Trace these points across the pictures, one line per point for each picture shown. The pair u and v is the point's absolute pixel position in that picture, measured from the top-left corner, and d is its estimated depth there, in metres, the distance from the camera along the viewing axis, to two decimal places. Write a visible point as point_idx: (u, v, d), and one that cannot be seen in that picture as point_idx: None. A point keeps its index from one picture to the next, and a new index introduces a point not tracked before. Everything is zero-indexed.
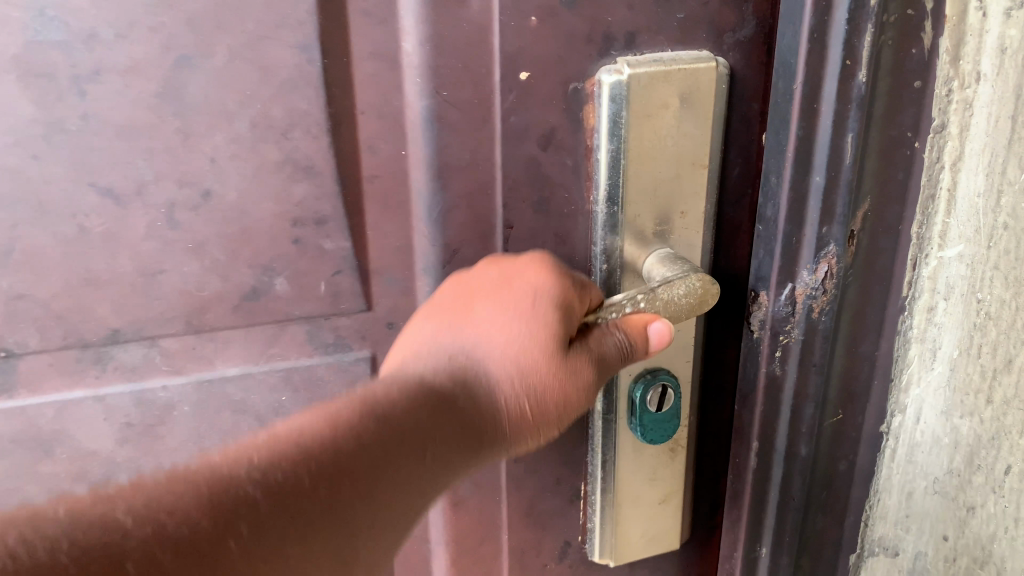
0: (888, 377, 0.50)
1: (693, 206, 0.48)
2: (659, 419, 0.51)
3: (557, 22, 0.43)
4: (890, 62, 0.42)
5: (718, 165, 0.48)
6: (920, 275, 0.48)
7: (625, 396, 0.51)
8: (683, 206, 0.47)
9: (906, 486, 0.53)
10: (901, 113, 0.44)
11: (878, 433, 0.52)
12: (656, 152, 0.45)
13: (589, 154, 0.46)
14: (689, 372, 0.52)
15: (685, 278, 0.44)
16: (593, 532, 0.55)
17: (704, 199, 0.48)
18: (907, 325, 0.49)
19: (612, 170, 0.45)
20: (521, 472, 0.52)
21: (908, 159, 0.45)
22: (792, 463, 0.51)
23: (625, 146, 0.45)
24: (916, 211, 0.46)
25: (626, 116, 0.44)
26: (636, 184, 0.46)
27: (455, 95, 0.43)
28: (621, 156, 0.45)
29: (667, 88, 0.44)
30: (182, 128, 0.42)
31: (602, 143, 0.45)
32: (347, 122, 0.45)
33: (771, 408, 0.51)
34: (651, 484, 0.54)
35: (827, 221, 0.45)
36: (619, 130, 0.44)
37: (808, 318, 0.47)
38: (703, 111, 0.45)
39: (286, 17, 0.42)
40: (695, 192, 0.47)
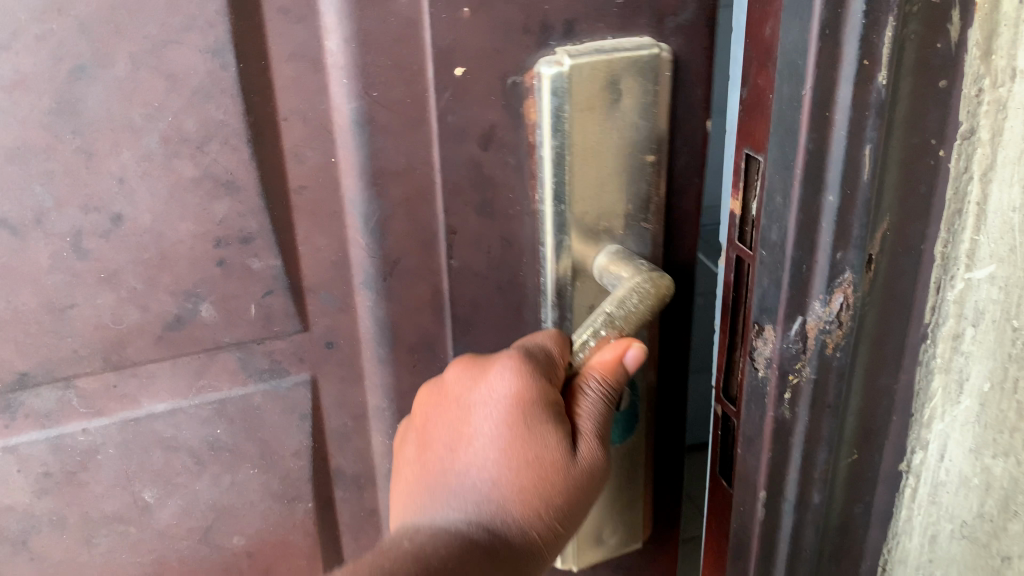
0: (909, 412, 0.45)
1: (640, 199, 0.46)
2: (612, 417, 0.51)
3: (488, 12, 0.39)
4: (914, 60, 0.36)
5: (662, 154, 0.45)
6: (944, 298, 0.42)
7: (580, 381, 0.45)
8: (630, 197, 0.46)
9: (929, 530, 0.49)
10: (926, 115, 0.38)
11: (897, 473, 0.47)
12: (600, 146, 0.43)
13: (533, 151, 0.43)
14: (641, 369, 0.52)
15: (633, 286, 0.43)
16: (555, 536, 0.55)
17: (649, 192, 0.46)
18: (931, 355, 0.44)
19: (556, 168, 0.43)
20: None
21: (932, 170, 0.39)
22: (803, 512, 0.45)
23: (569, 142, 0.42)
24: (941, 227, 0.40)
25: (568, 110, 0.41)
26: (581, 181, 0.44)
27: (385, 95, 0.40)
28: (565, 152, 0.42)
29: (608, 79, 0.41)
30: (80, 148, 0.40)
31: (546, 140, 0.42)
32: (269, 128, 0.42)
33: (780, 455, 0.44)
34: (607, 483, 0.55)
35: (841, 245, 0.39)
36: (562, 125, 0.42)
37: (821, 354, 0.41)
38: (646, 100, 0.43)
39: (193, 18, 0.38)
40: (640, 185, 0.45)
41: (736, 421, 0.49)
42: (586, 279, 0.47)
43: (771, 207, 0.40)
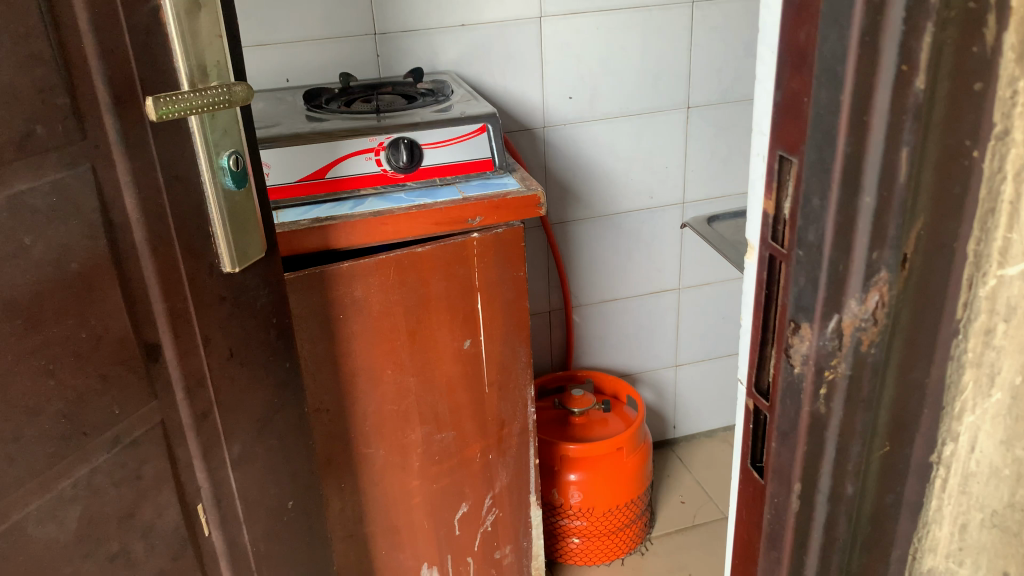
0: (940, 405, 0.46)
1: (222, 70, 0.63)
2: (252, 251, 0.70)
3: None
4: (950, 63, 0.37)
5: (216, 34, 0.62)
6: (976, 295, 0.43)
7: (214, 170, 0.64)
8: (216, 62, 0.62)
9: (959, 517, 0.49)
10: (962, 117, 0.38)
11: (927, 464, 0.48)
12: (200, 37, 0.60)
13: (172, 48, 0.58)
14: (251, 207, 0.69)
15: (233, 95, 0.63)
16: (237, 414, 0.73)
17: (227, 69, 0.64)
18: (961, 350, 0.45)
19: (184, 55, 0.59)
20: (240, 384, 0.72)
21: (966, 171, 0.40)
22: (836, 503, 0.47)
23: (183, 39, 0.59)
24: (974, 226, 0.41)
25: (178, 22, 0.58)
26: (195, 55, 0.60)
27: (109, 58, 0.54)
28: (182, 47, 0.59)
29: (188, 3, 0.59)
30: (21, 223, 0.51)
31: (177, 46, 0.59)
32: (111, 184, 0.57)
33: (815, 448, 0.45)
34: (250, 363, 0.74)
35: (877, 245, 0.40)
36: (178, 32, 0.58)
37: (856, 351, 0.42)
38: (210, 12, 0.61)
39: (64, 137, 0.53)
40: (219, 55, 0.62)
41: (768, 414, 0.49)
42: (217, 112, 0.62)
43: (808, 209, 0.41)
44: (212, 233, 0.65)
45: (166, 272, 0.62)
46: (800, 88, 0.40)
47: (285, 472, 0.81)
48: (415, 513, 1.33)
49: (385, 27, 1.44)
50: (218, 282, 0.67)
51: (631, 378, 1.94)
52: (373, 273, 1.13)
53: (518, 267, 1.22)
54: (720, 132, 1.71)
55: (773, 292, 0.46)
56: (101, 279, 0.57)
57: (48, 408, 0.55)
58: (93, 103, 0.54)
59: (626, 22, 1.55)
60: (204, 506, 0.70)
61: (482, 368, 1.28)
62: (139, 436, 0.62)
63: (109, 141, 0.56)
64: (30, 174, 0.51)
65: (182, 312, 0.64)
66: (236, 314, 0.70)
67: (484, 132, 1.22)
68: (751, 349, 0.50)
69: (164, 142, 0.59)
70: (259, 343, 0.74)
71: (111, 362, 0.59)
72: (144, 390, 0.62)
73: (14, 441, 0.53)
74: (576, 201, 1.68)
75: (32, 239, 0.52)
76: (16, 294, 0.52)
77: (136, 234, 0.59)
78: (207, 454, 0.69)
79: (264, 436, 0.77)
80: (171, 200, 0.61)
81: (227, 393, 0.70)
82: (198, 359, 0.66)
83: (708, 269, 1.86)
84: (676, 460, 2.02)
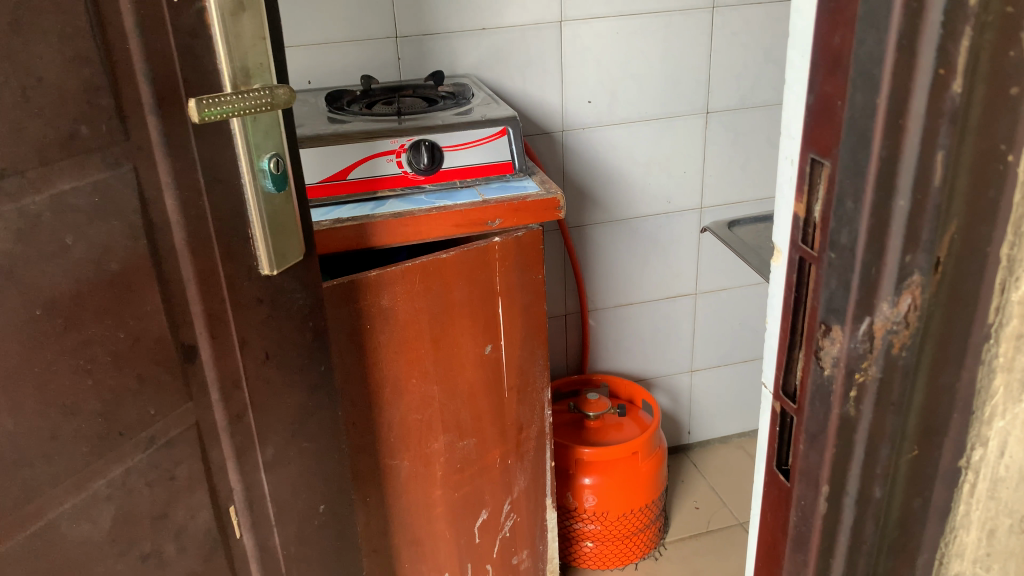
0: (970, 410, 0.46)
1: (264, 72, 0.66)
2: (289, 252, 0.73)
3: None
4: (987, 68, 0.37)
5: (259, 37, 0.65)
6: (1008, 299, 0.43)
7: (255, 172, 0.66)
8: (257, 64, 0.65)
9: (987, 523, 0.50)
10: (998, 122, 0.39)
11: (957, 469, 0.48)
12: (243, 40, 0.63)
13: (216, 51, 0.61)
14: (290, 209, 0.72)
15: (274, 98, 0.66)
16: (273, 415, 0.75)
17: (269, 71, 0.66)
18: (992, 354, 0.45)
19: (228, 58, 0.62)
20: (275, 386, 0.75)
21: (1000, 175, 0.40)
22: (864, 506, 0.47)
23: (228, 43, 0.62)
24: (1008, 231, 0.41)
25: (223, 26, 0.61)
26: (238, 57, 0.63)
27: (154, 64, 0.57)
28: (227, 50, 0.62)
29: (233, 8, 0.62)
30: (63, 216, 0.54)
31: (221, 48, 0.61)
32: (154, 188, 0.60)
33: (843, 452, 0.45)
34: (285, 366, 0.76)
35: (911, 248, 0.40)
36: (223, 36, 0.61)
37: (887, 354, 0.43)
38: (254, 17, 0.64)
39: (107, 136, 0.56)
40: (261, 57, 0.65)
41: (795, 418, 0.49)
42: (259, 115, 0.65)
43: (842, 212, 0.41)
44: (253, 236, 0.68)
45: (204, 273, 0.64)
46: (833, 90, 0.40)
47: (317, 477, 0.84)
48: (438, 522, 1.33)
49: (406, 30, 1.45)
50: (256, 286, 0.70)
51: (647, 382, 1.94)
52: (401, 282, 1.13)
53: (537, 270, 1.23)
54: (739, 137, 1.71)
55: (802, 295, 0.46)
56: (140, 280, 0.60)
57: (85, 407, 0.58)
58: (137, 106, 0.57)
59: (646, 27, 1.55)
60: (237, 508, 0.73)
61: (502, 373, 1.28)
62: (173, 437, 0.65)
63: (151, 142, 0.58)
64: (74, 174, 0.54)
65: (219, 315, 0.67)
66: (271, 321, 0.72)
67: (504, 135, 1.23)
68: (779, 351, 0.50)
69: (207, 145, 0.62)
70: (294, 348, 0.77)
71: (148, 363, 0.62)
72: (179, 391, 0.65)
73: (53, 439, 0.56)
74: (594, 205, 1.69)
75: (73, 239, 0.55)
76: (57, 294, 0.54)
77: (176, 236, 0.62)
78: (240, 457, 0.72)
79: (298, 439, 0.80)
80: (211, 204, 0.63)
81: (261, 395, 0.73)
82: (234, 362, 0.69)
83: (725, 274, 1.85)
84: (691, 466, 2.01)
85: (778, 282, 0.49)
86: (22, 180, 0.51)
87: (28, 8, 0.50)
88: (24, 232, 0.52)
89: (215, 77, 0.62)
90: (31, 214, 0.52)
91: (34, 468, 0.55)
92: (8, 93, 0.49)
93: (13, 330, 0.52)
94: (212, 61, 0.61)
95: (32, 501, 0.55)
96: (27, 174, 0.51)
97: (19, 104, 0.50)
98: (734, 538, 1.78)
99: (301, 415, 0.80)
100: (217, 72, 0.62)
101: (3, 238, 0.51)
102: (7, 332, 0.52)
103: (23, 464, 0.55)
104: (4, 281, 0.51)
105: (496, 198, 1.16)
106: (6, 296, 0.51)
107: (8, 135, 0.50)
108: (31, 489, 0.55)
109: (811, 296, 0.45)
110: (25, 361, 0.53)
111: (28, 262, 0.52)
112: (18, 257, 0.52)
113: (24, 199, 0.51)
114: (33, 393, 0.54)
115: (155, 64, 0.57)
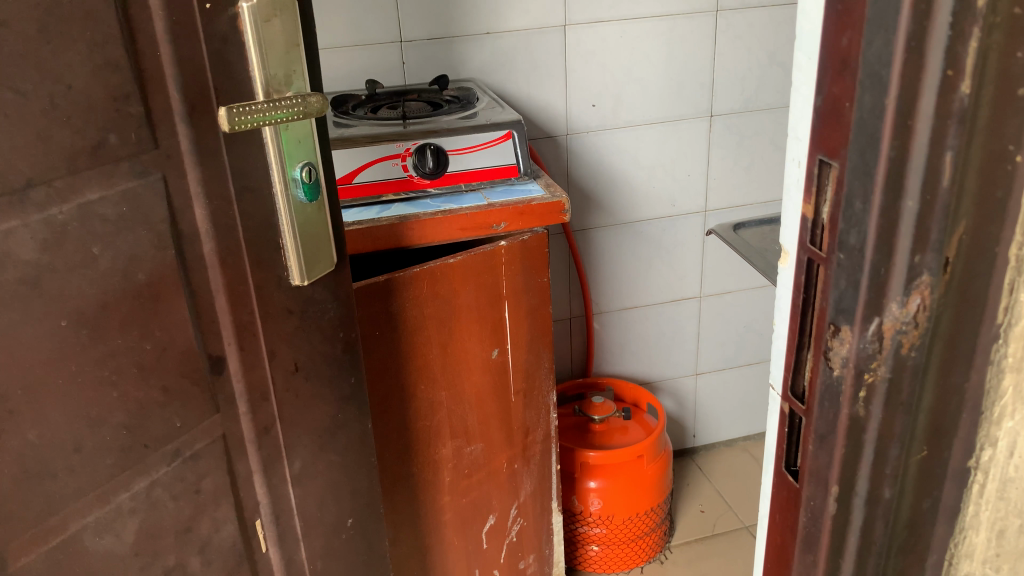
0: (979, 410, 0.46)
1: (298, 81, 0.62)
2: (322, 265, 0.69)
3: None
4: (996, 69, 0.37)
5: (295, 45, 0.61)
6: (1018, 300, 0.43)
7: (286, 182, 0.62)
8: (291, 73, 0.61)
9: (996, 523, 0.50)
10: (1007, 122, 0.39)
11: (966, 469, 0.48)
12: (277, 48, 0.59)
13: (247, 57, 0.57)
14: (323, 220, 0.68)
15: (307, 105, 0.61)
16: (302, 428, 0.72)
17: (304, 81, 0.62)
18: (1001, 355, 0.45)
19: (259, 64, 0.58)
20: (305, 397, 0.71)
21: (1009, 175, 0.40)
22: (874, 507, 0.47)
23: (260, 48, 0.58)
24: (1016, 231, 0.42)
25: (257, 31, 0.57)
26: (271, 64, 0.59)
27: (185, 67, 0.54)
28: (258, 56, 0.58)
29: (269, 12, 0.58)
30: (87, 228, 0.51)
31: (253, 54, 0.57)
32: (183, 198, 0.56)
33: (853, 452, 0.45)
34: (317, 376, 0.72)
35: (920, 249, 0.40)
36: (255, 40, 0.57)
37: (896, 354, 0.43)
38: (291, 24, 0.60)
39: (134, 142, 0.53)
40: (297, 66, 0.61)
41: (804, 418, 0.49)
42: (291, 124, 0.61)
43: (850, 213, 0.41)
44: (282, 248, 0.64)
45: (234, 283, 0.61)
46: (841, 94, 0.40)
47: (345, 489, 0.79)
48: (447, 528, 1.33)
49: (410, 34, 1.46)
50: (286, 295, 0.66)
51: (651, 385, 1.94)
52: (409, 287, 1.13)
53: (543, 273, 1.24)
54: (743, 140, 1.71)
55: (809, 297, 0.46)
56: (168, 289, 0.57)
57: (110, 419, 0.55)
58: (167, 113, 0.54)
59: (651, 30, 1.56)
60: (262, 522, 0.70)
61: (509, 377, 1.29)
62: (200, 449, 0.62)
63: (181, 151, 0.55)
64: (101, 183, 0.51)
65: (247, 325, 0.63)
66: (301, 333, 0.69)
67: (509, 139, 1.23)
68: (786, 354, 0.50)
69: (237, 153, 0.58)
70: (324, 360, 0.73)
71: (174, 375, 0.59)
72: (206, 403, 0.62)
73: (75, 452, 0.54)
74: (598, 209, 1.69)
75: (100, 249, 0.52)
76: (83, 304, 0.52)
77: (205, 246, 0.59)
78: (266, 471, 0.69)
79: (327, 452, 0.76)
80: (241, 213, 0.60)
81: (290, 408, 0.70)
82: (262, 373, 0.66)
83: (730, 277, 1.85)
84: (696, 469, 2.01)
85: (788, 284, 0.49)
86: (49, 190, 0.49)
87: (58, 15, 0.47)
88: (50, 243, 0.49)
89: (247, 84, 0.58)
90: (57, 223, 0.49)
91: (57, 480, 0.53)
92: (34, 101, 0.47)
93: (36, 341, 0.50)
94: (244, 67, 0.57)
95: (54, 513, 0.54)
96: (53, 184, 0.49)
97: (47, 113, 0.48)
98: (740, 541, 1.77)
99: (330, 429, 0.76)
100: (249, 79, 0.58)
101: (28, 249, 0.48)
102: (30, 342, 0.50)
103: (46, 476, 0.53)
104: (28, 291, 0.49)
105: (501, 202, 1.17)
106: (30, 306, 0.49)
107: (35, 145, 0.48)
108: (54, 502, 0.53)
109: (818, 298, 0.46)
110: (49, 372, 0.51)
111: (54, 272, 0.50)
112: (44, 267, 0.49)
113: (50, 208, 0.49)
114: (57, 403, 0.52)
115: (187, 73, 0.54)
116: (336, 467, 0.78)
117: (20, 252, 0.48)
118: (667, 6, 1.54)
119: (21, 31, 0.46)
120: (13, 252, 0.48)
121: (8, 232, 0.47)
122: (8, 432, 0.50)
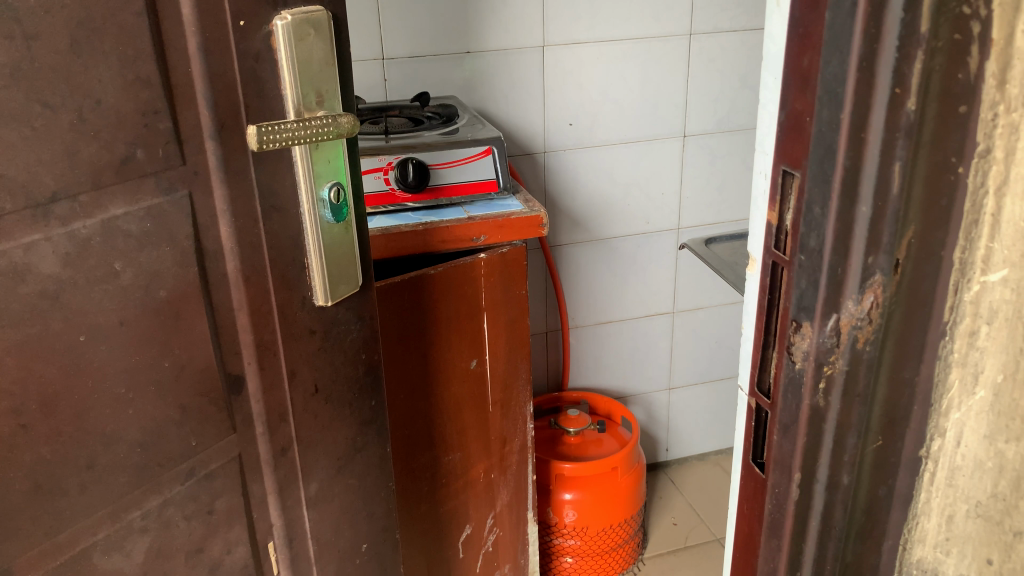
0: (928, 401, 0.50)
1: (331, 100, 0.62)
2: (349, 285, 0.69)
3: (252, 17, 0.55)
4: (938, 87, 0.41)
5: (330, 64, 0.61)
6: (961, 299, 0.47)
7: (314, 202, 0.63)
8: (324, 90, 0.61)
9: (945, 509, 0.53)
10: (949, 137, 0.43)
11: (917, 458, 0.52)
12: (312, 66, 0.60)
13: (280, 75, 0.58)
14: (354, 243, 0.68)
15: (338, 121, 0.61)
16: (322, 448, 0.72)
17: (337, 101, 0.62)
18: (948, 350, 0.49)
19: (292, 83, 0.58)
20: (329, 416, 0.72)
21: (952, 185, 0.44)
22: (833, 493, 0.51)
23: (293, 67, 0.58)
24: (959, 236, 0.46)
25: (291, 49, 0.58)
26: (304, 82, 0.59)
27: (216, 87, 0.54)
28: (292, 75, 0.58)
29: (305, 31, 0.58)
30: (110, 246, 0.51)
31: (286, 74, 0.58)
32: (211, 219, 0.57)
33: (813, 441, 0.49)
34: (342, 396, 0.73)
35: (873, 251, 0.44)
36: (289, 60, 0.58)
37: (852, 348, 0.46)
38: (327, 44, 0.60)
39: (163, 160, 0.53)
40: (332, 85, 0.62)
41: (769, 412, 0.52)
42: (321, 143, 0.61)
43: (810, 218, 0.45)
44: (308, 267, 0.65)
45: (256, 301, 0.61)
46: (804, 111, 0.44)
47: (360, 510, 0.79)
48: (427, 539, 1.34)
49: (392, 51, 1.49)
50: (309, 314, 0.66)
51: (625, 400, 1.97)
52: (389, 299, 1.14)
53: (521, 285, 1.28)
54: (715, 160, 1.76)
55: (775, 299, 0.50)
56: (189, 306, 0.57)
57: (125, 436, 0.56)
58: (196, 130, 0.55)
59: (627, 52, 1.61)
60: (276, 544, 0.70)
61: (487, 389, 1.32)
62: (215, 468, 0.62)
63: (208, 168, 0.56)
64: (127, 199, 0.52)
65: (269, 344, 0.63)
66: (324, 353, 0.69)
67: (489, 154, 1.27)
68: (753, 354, 0.53)
69: (265, 171, 0.59)
70: (345, 380, 0.72)
71: (192, 394, 0.59)
72: (223, 423, 0.62)
73: (89, 469, 0.54)
74: (574, 226, 1.73)
75: (122, 264, 0.52)
76: (102, 320, 0.52)
77: (228, 263, 0.59)
78: (282, 492, 0.69)
79: (344, 475, 0.75)
80: (267, 230, 0.60)
81: (309, 431, 0.69)
82: (282, 393, 0.66)
83: (702, 293, 1.90)
84: (669, 483, 2.04)
85: (754, 288, 0.52)
86: (74, 204, 0.49)
87: (91, 29, 0.48)
88: (72, 257, 0.50)
89: (278, 102, 0.59)
90: (81, 238, 0.50)
91: (68, 498, 0.54)
92: (63, 115, 0.48)
93: (49, 358, 0.50)
94: (276, 86, 0.58)
95: (64, 530, 0.54)
96: (79, 198, 0.49)
97: (75, 127, 0.48)
98: (711, 553, 1.81)
99: (351, 451, 0.75)
100: (281, 97, 0.58)
101: (50, 262, 0.49)
102: (44, 354, 0.50)
103: (58, 492, 0.53)
104: (48, 305, 0.50)
105: (482, 215, 1.20)
106: (49, 319, 0.50)
107: (62, 159, 0.48)
108: (63, 519, 0.54)
109: (783, 300, 0.49)
110: (65, 388, 0.52)
111: (74, 286, 0.50)
112: (65, 281, 0.50)
113: (74, 223, 0.49)
114: (71, 418, 0.53)
115: (218, 88, 0.54)
116: (354, 489, 0.77)
117: (42, 265, 0.49)
118: (644, 30, 1.60)
119: (53, 45, 0.46)
120: (34, 265, 0.48)
121: (30, 245, 0.48)
122: (19, 448, 0.50)
